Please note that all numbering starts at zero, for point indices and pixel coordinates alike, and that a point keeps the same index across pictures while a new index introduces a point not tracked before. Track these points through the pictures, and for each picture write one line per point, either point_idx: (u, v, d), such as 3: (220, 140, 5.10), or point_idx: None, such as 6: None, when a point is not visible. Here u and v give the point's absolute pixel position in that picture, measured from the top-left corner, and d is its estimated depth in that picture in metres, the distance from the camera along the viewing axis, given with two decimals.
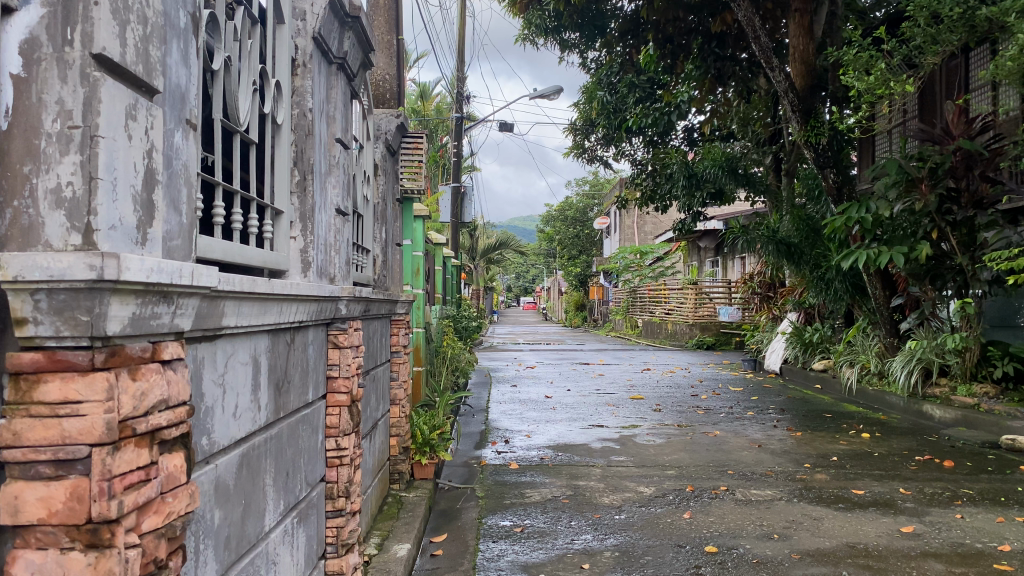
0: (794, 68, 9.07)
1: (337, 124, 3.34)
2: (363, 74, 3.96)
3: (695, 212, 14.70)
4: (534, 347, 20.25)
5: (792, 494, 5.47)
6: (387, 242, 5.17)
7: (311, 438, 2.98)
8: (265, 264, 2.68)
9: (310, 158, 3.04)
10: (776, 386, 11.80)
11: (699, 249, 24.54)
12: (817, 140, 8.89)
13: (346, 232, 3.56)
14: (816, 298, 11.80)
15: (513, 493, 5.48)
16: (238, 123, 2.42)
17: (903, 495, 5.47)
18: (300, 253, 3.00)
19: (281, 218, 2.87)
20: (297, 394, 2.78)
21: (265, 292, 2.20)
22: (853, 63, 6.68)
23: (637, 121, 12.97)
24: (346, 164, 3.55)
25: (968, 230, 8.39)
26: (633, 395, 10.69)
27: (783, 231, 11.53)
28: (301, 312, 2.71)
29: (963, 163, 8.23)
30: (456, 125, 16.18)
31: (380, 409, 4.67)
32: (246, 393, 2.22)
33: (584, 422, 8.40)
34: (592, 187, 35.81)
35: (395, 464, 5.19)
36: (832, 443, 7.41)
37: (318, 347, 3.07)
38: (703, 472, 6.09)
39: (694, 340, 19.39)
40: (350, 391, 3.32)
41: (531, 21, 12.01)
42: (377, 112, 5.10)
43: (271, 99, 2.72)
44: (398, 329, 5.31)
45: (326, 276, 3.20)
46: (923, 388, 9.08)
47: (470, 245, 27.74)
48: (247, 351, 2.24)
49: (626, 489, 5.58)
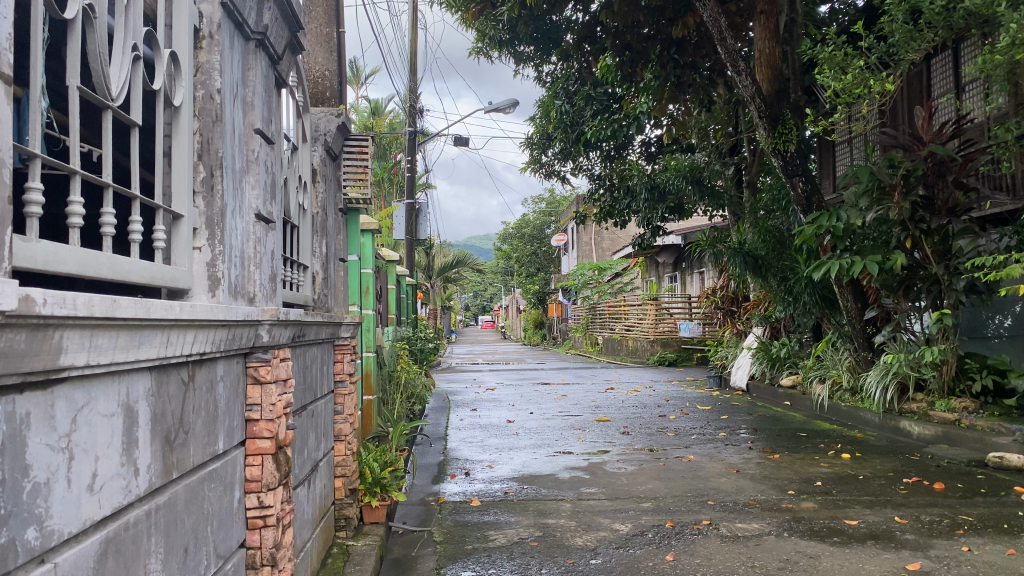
0: (760, 73, 8.68)
1: (257, 112, 2.78)
2: (292, 62, 3.42)
3: (654, 227, 14.36)
4: (493, 367, 19.64)
5: (781, 528, 4.98)
6: (329, 257, 4.61)
7: (221, 498, 2.37)
8: (153, 282, 2.10)
9: (218, 150, 2.47)
10: (745, 403, 11.45)
11: (658, 264, 24.29)
12: (786, 148, 8.51)
13: (272, 242, 2.99)
14: (782, 312, 11.46)
15: (475, 537, 4.89)
16: (109, 95, 1.84)
17: (900, 525, 5.03)
18: (206, 266, 2.42)
19: (181, 223, 2.31)
20: (199, 445, 2.18)
21: (137, 316, 1.62)
22: (828, 61, 6.27)
23: (595, 133, 12.58)
24: (270, 162, 2.97)
25: (942, 238, 8.06)
26: (599, 416, 10.16)
27: (748, 243, 11.17)
28: (202, 342, 2.11)
29: (936, 170, 7.92)
30: (410, 141, 15.63)
31: (321, 448, 4.08)
32: (113, 454, 1.62)
33: (550, 448, 7.85)
34: (549, 203, 35.54)
35: (341, 508, 4.56)
36: (812, 466, 6.96)
37: (230, 385, 2.47)
38: (681, 504, 5.57)
39: (655, 357, 18.96)
40: (275, 435, 2.71)
41: (484, 32, 11.60)
42: (315, 110, 4.55)
43: (163, 73, 2.15)
44: (343, 355, 4.71)
45: (240, 296, 2.62)
46: (899, 404, 8.76)
47: (425, 263, 27.13)
48: (116, 396, 1.64)
49: (600, 527, 5.04)
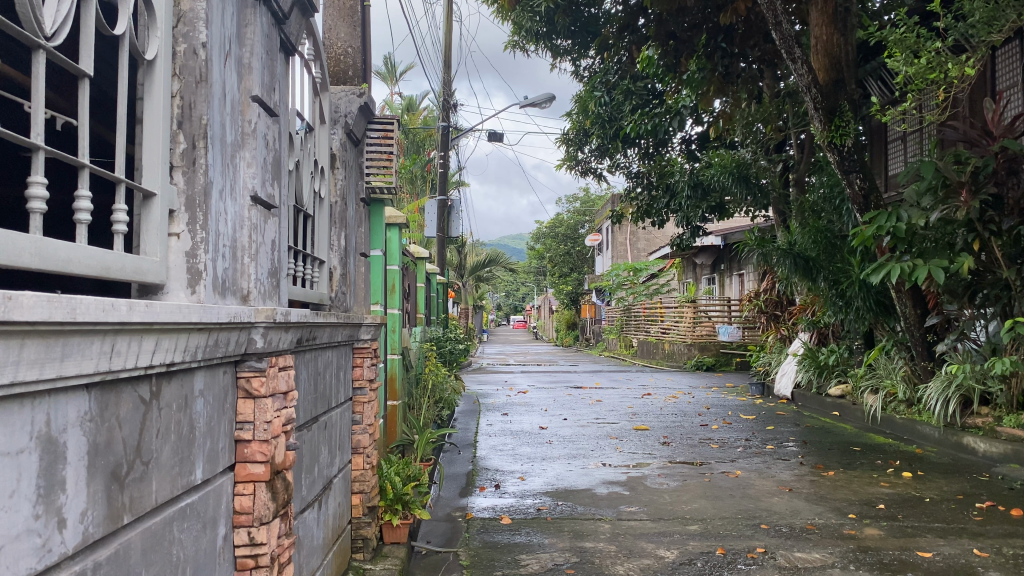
0: (817, 61, 8.10)
1: (255, 76, 2.36)
2: (304, 29, 3.01)
3: (694, 227, 13.82)
4: (525, 368, 19.19)
5: (846, 559, 4.46)
6: (349, 251, 4.18)
7: (198, 538, 1.95)
8: (107, 273, 1.69)
9: (202, 116, 2.06)
10: (790, 413, 10.86)
11: (695, 266, 23.73)
12: (842, 142, 7.91)
13: (273, 230, 2.57)
14: (831, 317, 10.85)
15: (505, 561, 4.45)
16: (40, 32, 1.42)
17: (980, 559, 4.48)
18: (185, 257, 2.02)
19: (154, 203, 1.91)
20: (166, 477, 1.76)
21: (46, 319, 1.20)
22: (898, 44, 5.69)
23: (634, 129, 12.12)
24: (273, 137, 2.55)
25: (1013, 240, 7.37)
26: (637, 425, 9.65)
27: (798, 242, 10.57)
28: (171, 349, 1.70)
29: (1006, 167, 7.29)
30: (443, 136, 15.26)
31: (336, 464, 3.66)
32: (19, 504, 1.21)
33: (585, 460, 7.38)
34: (584, 203, 35.11)
35: (358, 528, 4.13)
36: (871, 486, 6.40)
37: (212, 400, 2.06)
38: (732, 528, 5.07)
39: (692, 361, 18.42)
40: (271, 459, 2.29)
41: (520, 24, 11.26)
42: (334, 89, 4.15)
43: (127, 14, 1.73)
44: (362, 360, 4.28)
45: (227, 291, 2.20)
46: (961, 418, 8.14)
47: (458, 262, 26.83)
48: (24, 428, 1.23)
49: (644, 554, 4.56)
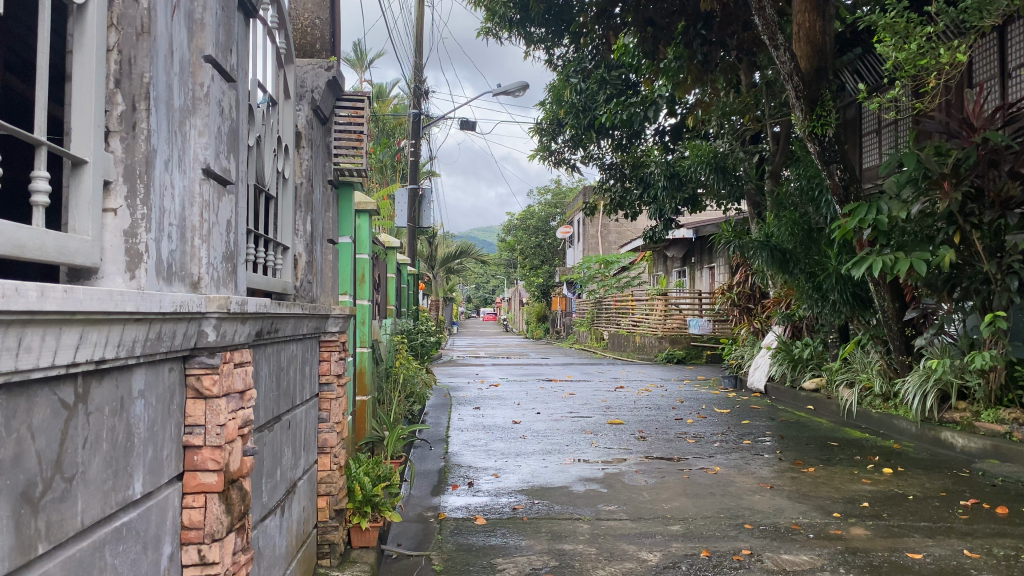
0: (799, 49, 7.92)
1: (209, 33, 2.08)
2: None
3: (666, 220, 13.68)
4: (497, 361, 18.95)
5: (834, 561, 4.30)
6: (315, 236, 3.89)
7: (137, 561, 1.68)
8: (24, 251, 1.42)
9: (144, 74, 1.79)
10: (765, 406, 10.76)
11: (667, 259, 23.63)
12: (823, 132, 7.78)
13: (228, 209, 2.29)
14: (807, 310, 10.77)
15: (480, 565, 4.22)
16: None
17: (972, 561, 4.33)
18: (123, 236, 1.75)
19: (85, 172, 1.63)
20: (96, 495, 1.49)
21: None
22: (888, 27, 5.52)
23: (609, 119, 11.90)
24: (229, 105, 2.27)
25: (993, 233, 7.26)
26: (611, 419, 9.46)
27: (774, 234, 10.44)
28: (99, 342, 1.44)
29: (989, 160, 6.98)
30: (414, 123, 14.94)
31: (300, 466, 3.40)
32: None
33: (560, 455, 7.17)
34: (556, 195, 34.99)
35: (324, 532, 3.86)
36: (853, 483, 6.27)
37: (154, 402, 1.78)
38: (715, 528, 4.89)
39: (663, 354, 18.31)
40: (225, 466, 2.03)
41: (494, 10, 11.03)
42: (300, 63, 3.87)
43: None
44: (329, 353, 4.01)
45: (173, 275, 1.93)
46: (939, 413, 8.07)
47: (429, 252, 26.56)
48: None
49: (626, 557, 4.36)
